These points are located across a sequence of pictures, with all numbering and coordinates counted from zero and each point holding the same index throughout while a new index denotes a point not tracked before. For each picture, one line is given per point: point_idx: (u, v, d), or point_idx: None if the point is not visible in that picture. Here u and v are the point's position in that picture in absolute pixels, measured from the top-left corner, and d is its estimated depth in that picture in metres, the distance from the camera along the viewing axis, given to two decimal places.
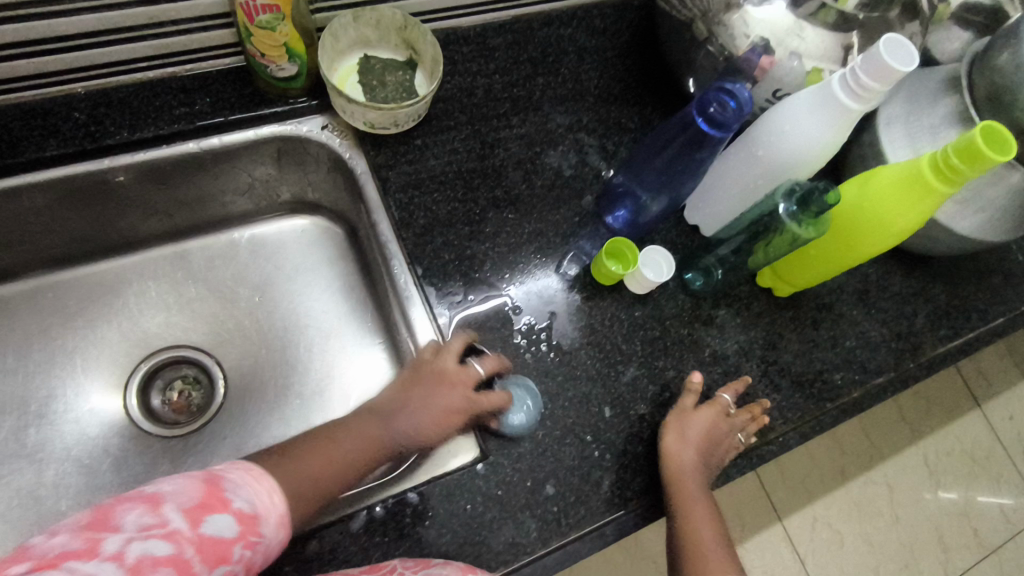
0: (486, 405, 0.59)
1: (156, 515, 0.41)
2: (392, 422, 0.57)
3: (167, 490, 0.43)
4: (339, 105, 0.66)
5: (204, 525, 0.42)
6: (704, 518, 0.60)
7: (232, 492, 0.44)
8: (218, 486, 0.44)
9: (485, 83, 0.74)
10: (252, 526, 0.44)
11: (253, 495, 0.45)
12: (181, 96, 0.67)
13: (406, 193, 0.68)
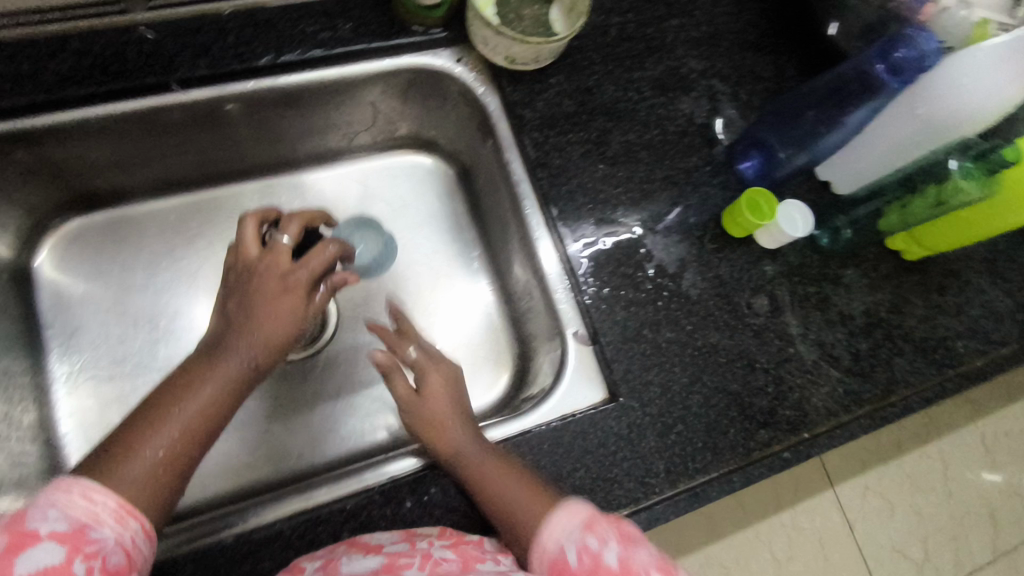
0: (312, 271, 0.55)
1: None
2: (254, 332, 0.51)
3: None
4: (482, 37, 0.65)
5: (20, 568, 0.35)
6: (529, 501, 0.51)
7: (34, 520, 0.37)
8: (19, 521, 0.37)
9: (619, 21, 0.71)
10: (80, 538, 0.38)
11: (64, 511, 0.38)
12: (323, 21, 0.67)
13: (543, 131, 0.67)
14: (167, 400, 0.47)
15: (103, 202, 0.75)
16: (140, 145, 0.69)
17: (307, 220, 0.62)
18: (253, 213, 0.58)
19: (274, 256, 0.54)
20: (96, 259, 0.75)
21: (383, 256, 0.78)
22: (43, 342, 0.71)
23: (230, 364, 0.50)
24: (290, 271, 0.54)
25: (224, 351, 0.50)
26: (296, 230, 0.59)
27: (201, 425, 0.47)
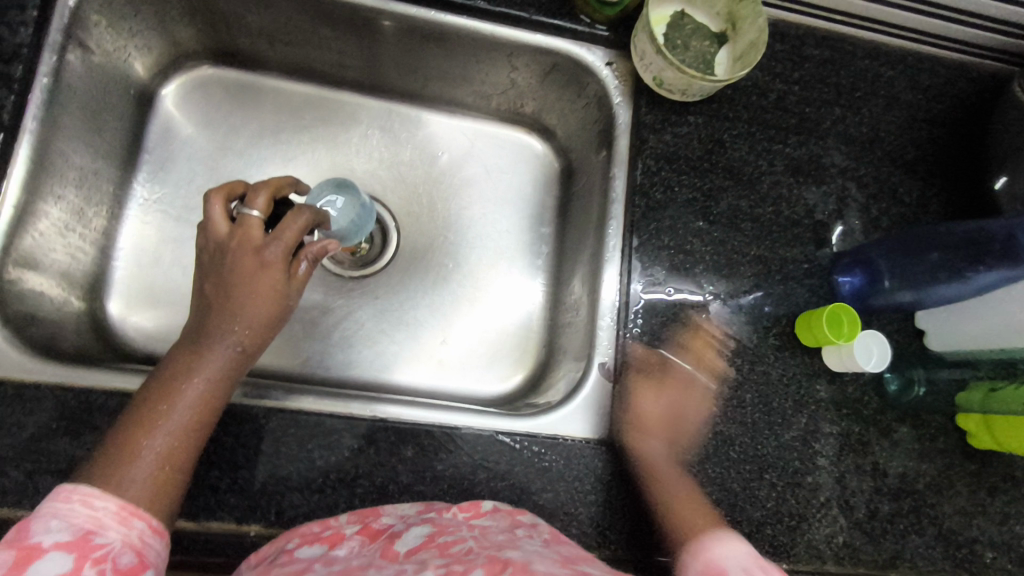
0: (282, 243, 0.55)
1: None
2: (239, 318, 0.53)
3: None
4: (641, 52, 0.63)
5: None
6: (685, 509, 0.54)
7: (36, 534, 0.39)
8: (22, 538, 0.38)
9: (781, 88, 0.68)
10: (88, 543, 0.39)
11: (67, 523, 0.40)
12: None
13: (659, 162, 0.66)
14: (158, 403, 0.48)
15: (240, 62, 0.78)
16: (293, 24, 0.72)
17: (276, 189, 0.60)
18: (218, 189, 0.57)
19: (244, 235, 0.54)
20: (211, 109, 0.78)
21: (355, 223, 0.71)
22: (137, 161, 0.75)
23: (221, 349, 0.51)
24: (262, 247, 0.54)
25: (211, 337, 0.52)
26: (264, 203, 0.57)
27: (197, 419, 0.49)
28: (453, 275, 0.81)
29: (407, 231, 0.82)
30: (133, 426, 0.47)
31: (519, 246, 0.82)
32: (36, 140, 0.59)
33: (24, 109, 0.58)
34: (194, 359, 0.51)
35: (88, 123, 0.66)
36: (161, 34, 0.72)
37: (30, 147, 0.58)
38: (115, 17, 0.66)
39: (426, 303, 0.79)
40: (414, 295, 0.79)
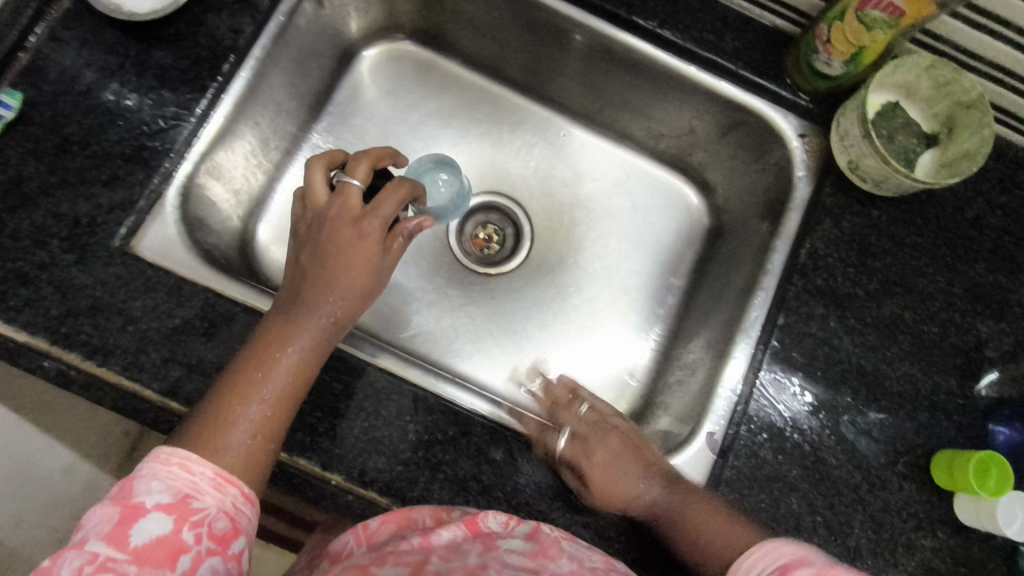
0: (380, 214, 0.54)
1: (87, 552, 0.39)
2: (339, 290, 0.53)
3: (102, 528, 0.40)
4: (844, 130, 0.61)
5: (134, 538, 0.39)
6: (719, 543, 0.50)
7: (141, 493, 0.41)
8: (128, 495, 0.41)
9: (983, 208, 0.63)
10: (186, 507, 0.41)
11: (166, 483, 0.42)
12: (717, 25, 0.66)
13: (828, 247, 0.62)
14: (253, 374, 0.49)
15: (438, 46, 0.82)
16: (499, 21, 0.74)
17: (376, 158, 0.60)
18: (319, 156, 0.58)
19: (344, 204, 0.54)
20: (400, 80, 0.82)
21: (456, 201, 0.77)
22: (323, 109, 0.79)
23: (315, 319, 0.52)
24: (362, 217, 0.54)
25: (305, 307, 0.52)
26: (362, 172, 0.57)
27: (288, 389, 0.49)
28: (570, 298, 0.80)
29: (540, 242, 0.82)
30: (223, 392, 0.47)
31: (644, 288, 0.80)
32: (256, 68, 0.60)
33: (257, 38, 0.60)
34: (289, 332, 0.51)
35: (297, 66, 0.71)
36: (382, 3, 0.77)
37: (250, 73, 0.60)
38: None
39: (537, 316, 0.79)
40: (528, 305, 0.79)
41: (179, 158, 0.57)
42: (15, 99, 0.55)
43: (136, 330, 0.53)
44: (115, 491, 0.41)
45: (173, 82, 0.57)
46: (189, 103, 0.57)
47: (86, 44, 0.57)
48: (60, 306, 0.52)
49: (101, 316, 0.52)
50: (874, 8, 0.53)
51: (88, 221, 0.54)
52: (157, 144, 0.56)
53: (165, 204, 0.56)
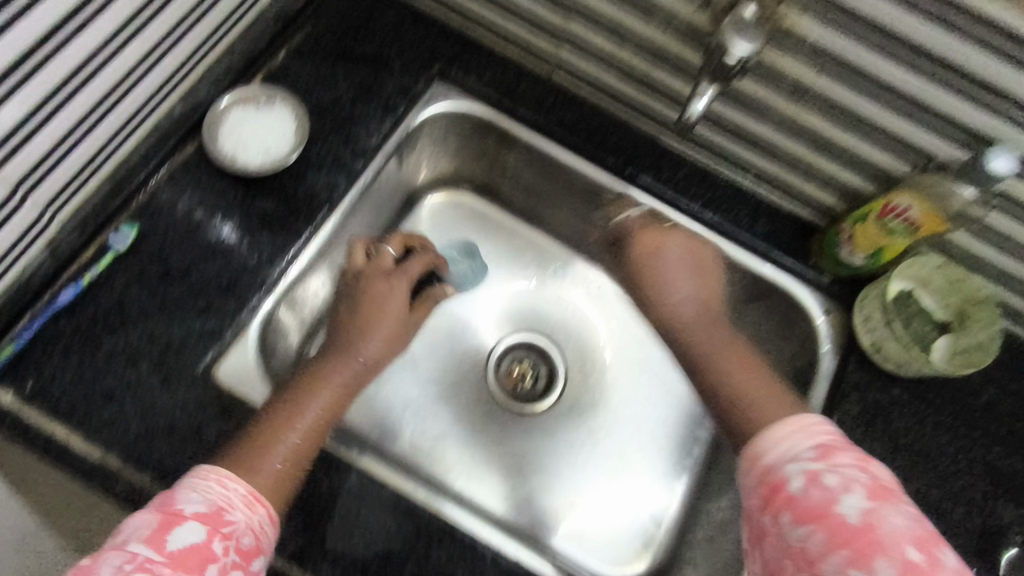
0: (411, 271, 0.68)
1: (121, 554, 0.41)
2: (376, 339, 0.63)
3: (135, 536, 0.42)
4: (866, 314, 0.67)
5: (170, 543, 0.42)
6: (738, 372, 0.59)
7: (180, 502, 0.44)
8: (169, 503, 0.44)
9: (995, 395, 0.68)
10: (219, 520, 0.45)
11: (202, 497, 0.45)
12: (752, 211, 0.72)
13: (853, 419, 0.66)
14: (286, 411, 0.54)
15: (492, 196, 0.88)
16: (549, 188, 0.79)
17: (406, 239, 0.71)
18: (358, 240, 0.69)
19: (378, 263, 0.67)
20: (457, 223, 0.88)
21: (471, 275, 0.85)
22: (385, 244, 0.84)
23: (349, 360, 0.60)
24: (394, 275, 0.67)
25: (343, 353, 0.61)
26: (398, 243, 0.70)
27: (321, 420, 0.55)
28: (597, 442, 0.82)
29: (573, 384, 0.85)
30: (267, 423, 0.53)
31: (669, 439, 0.82)
32: (342, 216, 0.68)
33: (346, 193, 0.68)
34: (319, 376, 0.58)
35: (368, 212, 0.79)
36: (452, 159, 0.84)
37: (336, 220, 0.68)
38: (428, 141, 0.77)
39: (565, 457, 0.81)
40: (556, 448, 0.82)
41: (265, 294, 0.63)
42: (132, 232, 0.62)
43: (207, 455, 0.56)
44: (151, 503, 0.44)
45: (271, 227, 0.65)
46: (284, 246, 0.65)
47: (200, 188, 0.65)
48: (141, 426, 0.56)
49: (178, 438, 0.56)
50: (892, 218, 0.59)
51: (177, 346, 0.59)
52: (251, 279, 0.63)
53: (248, 332, 0.62)
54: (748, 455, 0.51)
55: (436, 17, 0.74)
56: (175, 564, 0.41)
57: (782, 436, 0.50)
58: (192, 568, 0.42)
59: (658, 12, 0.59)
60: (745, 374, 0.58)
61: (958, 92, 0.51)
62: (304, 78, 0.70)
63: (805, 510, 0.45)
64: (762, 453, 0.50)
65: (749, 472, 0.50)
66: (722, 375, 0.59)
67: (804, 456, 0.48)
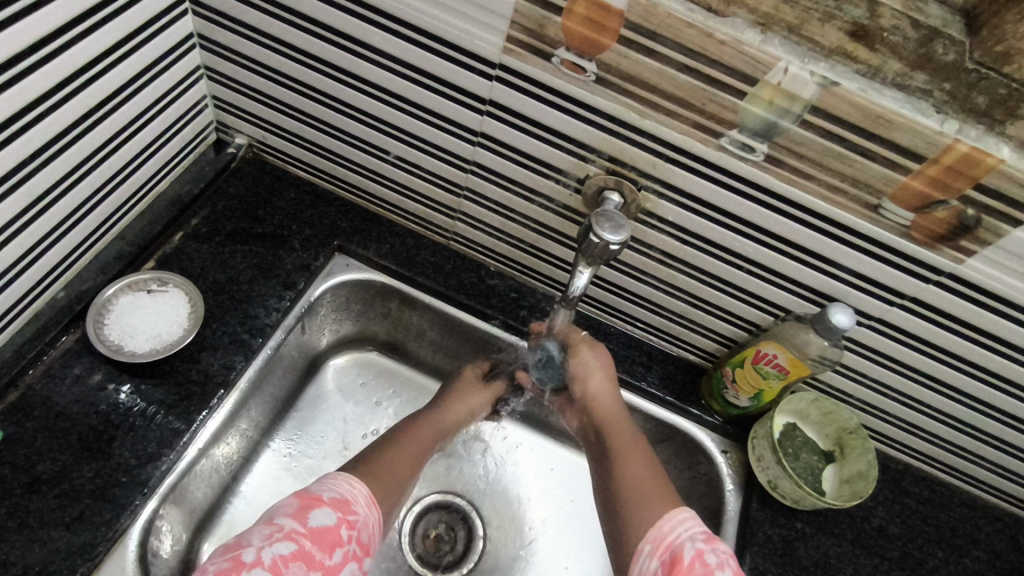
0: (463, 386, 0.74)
1: (270, 526, 0.49)
2: (418, 437, 0.67)
3: (289, 511, 0.51)
4: (759, 452, 0.70)
5: (312, 519, 0.50)
6: (656, 502, 0.58)
7: (315, 491, 0.54)
8: (305, 490, 0.53)
9: (883, 517, 0.72)
10: (348, 508, 0.54)
11: (340, 488, 0.55)
12: (644, 359, 0.77)
13: (763, 560, 0.67)
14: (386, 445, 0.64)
15: (399, 356, 0.84)
16: (453, 346, 0.80)
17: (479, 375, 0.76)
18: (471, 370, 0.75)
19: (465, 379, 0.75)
20: (364, 388, 0.82)
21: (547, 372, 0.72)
22: (284, 419, 0.77)
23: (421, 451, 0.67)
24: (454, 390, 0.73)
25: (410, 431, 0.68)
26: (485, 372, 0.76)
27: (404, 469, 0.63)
28: None
29: (491, 545, 0.80)
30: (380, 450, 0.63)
31: None
32: (239, 397, 0.66)
33: (243, 370, 0.66)
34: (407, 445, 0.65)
35: None
36: (356, 320, 0.81)
37: (230, 405, 0.65)
38: (331, 310, 0.77)
39: None
40: None
41: (148, 493, 0.58)
42: None
43: None
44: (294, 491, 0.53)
45: (158, 417, 0.62)
46: (172, 438, 0.61)
47: (80, 381, 0.62)
48: None
49: None
50: (765, 364, 0.65)
51: (38, 569, 0.53)
52: (130, 481, 0.58)
53: (126, 542, 0.57)
54: (649, 540, 0.55)
55: (338, 195, 0.79)
56: (314, 540, 0.49)
57: (670, 528, 0.55)
58: (325, 545, 0.50)
59: (539, 194, 0.65)
60: (659, 495, 0.59)
61: (797, 259, 0.58)
62: (199, 260, 0.71)
63: None
64: (659, 532, 0.54)
65: (646, 548, 0.54)
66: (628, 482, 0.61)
67: (693, 543, 0.53)
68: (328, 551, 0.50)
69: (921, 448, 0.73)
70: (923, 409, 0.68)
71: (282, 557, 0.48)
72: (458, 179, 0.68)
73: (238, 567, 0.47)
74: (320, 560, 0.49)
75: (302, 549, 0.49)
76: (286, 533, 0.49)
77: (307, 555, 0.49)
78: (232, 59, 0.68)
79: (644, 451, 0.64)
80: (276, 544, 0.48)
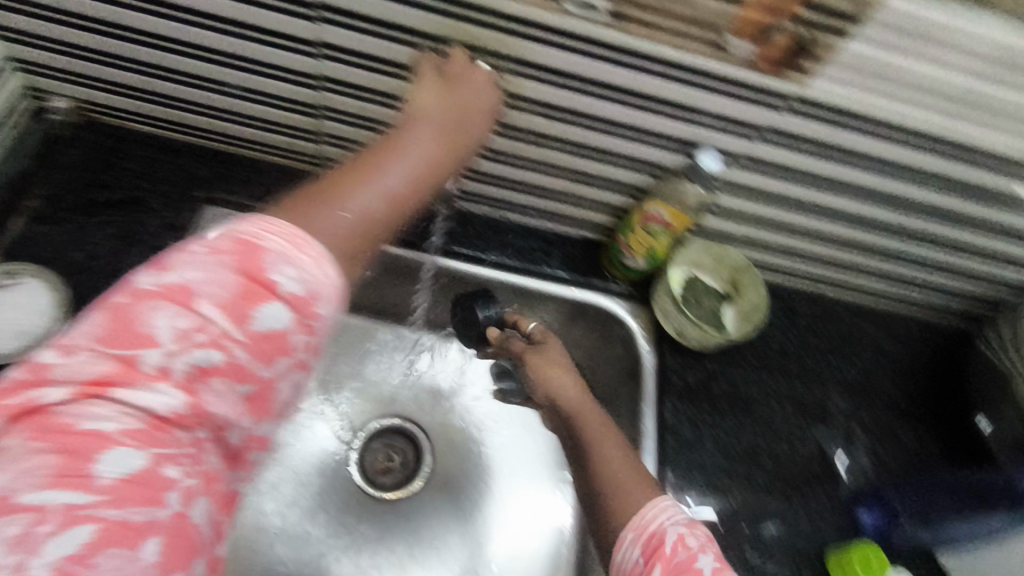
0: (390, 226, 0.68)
1: (173, 317, 0.38)
2: None
3: (185, 275, 0.39)
4: (662, 306, 0.74)
5: (252, 323, 0.39)
6: (626, 482, 0.54)
7: (270, 272, 0.40)
8: (249, 266, 0.39)
9: (782, 339, 0.78)
10: (309, 337, 0.42)
11: (302, 273, 0.41)
12: (544, 246, 0.78)
13: (683, 403, 0.73)
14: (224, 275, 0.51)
15: None
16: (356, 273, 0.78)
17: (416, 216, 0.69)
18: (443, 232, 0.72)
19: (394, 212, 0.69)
20: None
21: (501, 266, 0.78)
22: None
23: None
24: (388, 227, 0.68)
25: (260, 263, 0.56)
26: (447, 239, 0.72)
27: None
28: (482, 501, 0.80)
29: (442, 454, 0.82)
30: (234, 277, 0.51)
31: (548, 470, 0.81)
32: None
33: None
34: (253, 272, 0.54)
35: None
36: None
37: None
38: None
39: (456, 538, 0.77)
40: (443, 518, 0.78)
41: None
42: None
43: None
44: (219, 238, 0.40)
45: None
46: None
47: None
48: None
49: None
50: (651, 223, 0.68)
51: None
52: None
53: None
54: (628, 528, 0.51)
55: (189, 144, 0.73)
56: (249, 349, 0.40)
57: (650, 517, 0.51)
58: (262, 357, 0.40)
59: (397, 98, 0.63)
60: (636, 481, 0.55)
61: (659, 113, 0.60)
62: (50, 243, 0.65)
63: (672, 566, 0.47)
64: (641, 521, 0.51)
65: (627, 535, 0.51)
66: (596, 456, 0.57)
67: (674, 529, 0.50)
68: (267, 360, 0.40)
69: (806, 271, 0.79)
70: (798, 233, 0.74)
71: (197, 359, 0.38)
72: (312, 98, 0.65)
73: (134, 370, 0.38)
74: (248, 372, 0.40)
75: (229, 360, 0.39)
76: (240, 285, 0.39)
77: (234, 369, 0.39)
78: (15, 8, 0.59)
79: (610, 427, 0.60)
80: (190, 349, 0.38)
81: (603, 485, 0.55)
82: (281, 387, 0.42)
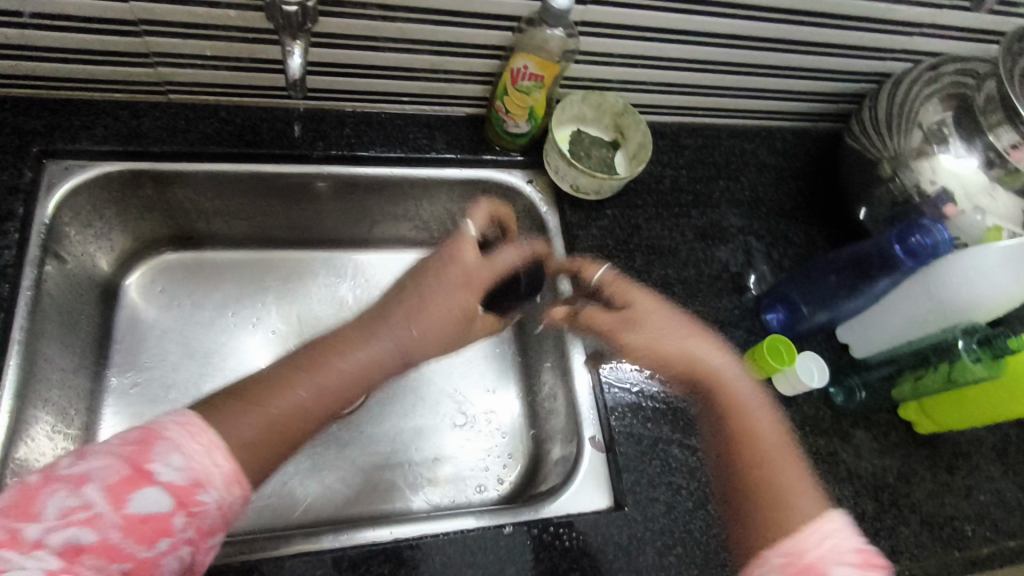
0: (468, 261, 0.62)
1: (78, 496, 0.42)
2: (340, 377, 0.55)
3: (88, 464, 0.44)
4: (553, 165, 0.74)
5: (132, 505, 0.43)
6: (801, 488, 0.56)
7: (155, 462, 0.44)
8: (142, 460, 0.44)
9: (673, 174, 0.81)
10: (189, 500, 0.44)
11: (183, 465, 0.45)
12: (426, 132, 0.75)
13: (591, 252, 0.75)
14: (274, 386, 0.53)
15: (196, 244, 0.79)
16: (239, 202, 0.74)
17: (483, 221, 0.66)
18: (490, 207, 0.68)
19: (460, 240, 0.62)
20: (177, 292, 0.77)
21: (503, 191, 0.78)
22: (108, 353, 0.72)
23: (335, 367, 0.55)
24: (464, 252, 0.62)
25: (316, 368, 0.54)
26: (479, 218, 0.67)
27: (296, 420, 0.52)
28: (431, 395, 0.79)
29: None
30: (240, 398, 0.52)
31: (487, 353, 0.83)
32: (25, 347, 0.59)
33: (10, 321, 0.58)
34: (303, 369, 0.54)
35: (63, 328, 0.65)
36: (124, 228, 0.72)
37: (19, 358, 0.58)
38: (81, 226, 0.68)
39: (410, 427, 0.77)
40: (397, 418, 0.77)
41: None
42: None
43: None
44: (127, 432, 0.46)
45: None
46: None
47: None
48: None
49: None
50: (522, 80, 0.67)
51: None
52: None
53: None
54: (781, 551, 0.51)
55: (6, 97, 0.65)
56: (126, 532, 0.42)
57: (814, 540, 0.51)
58: (147, 537, 0.43)
59: None
60: (804, 484, 0.57)
61: None
62: None
63: None
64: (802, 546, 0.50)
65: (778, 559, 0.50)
66: (749, 476, 0.59)
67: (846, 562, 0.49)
68: (149, 542, 0.43)
69: (681, 104, 0.81)
70: (665, 65, 0.75)
71: (79, 539, 0.41)
72: (126, 13, 0.59)
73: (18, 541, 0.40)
74: (130, 551, 0.42)
75: (106, 539, 0.42)
76: (124, 472, 0.43)
77: (112, 548, 0.42)
78: None
79: (787, 441, 0.61)
80: (70, 525, 0.41)
81: (775, 505, 0.55)
82: (168, 567, 0.44)
